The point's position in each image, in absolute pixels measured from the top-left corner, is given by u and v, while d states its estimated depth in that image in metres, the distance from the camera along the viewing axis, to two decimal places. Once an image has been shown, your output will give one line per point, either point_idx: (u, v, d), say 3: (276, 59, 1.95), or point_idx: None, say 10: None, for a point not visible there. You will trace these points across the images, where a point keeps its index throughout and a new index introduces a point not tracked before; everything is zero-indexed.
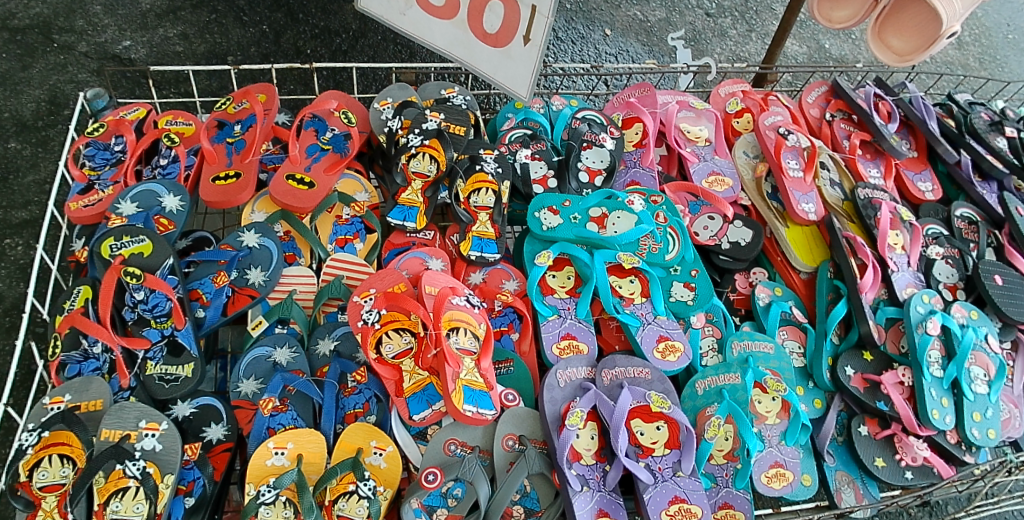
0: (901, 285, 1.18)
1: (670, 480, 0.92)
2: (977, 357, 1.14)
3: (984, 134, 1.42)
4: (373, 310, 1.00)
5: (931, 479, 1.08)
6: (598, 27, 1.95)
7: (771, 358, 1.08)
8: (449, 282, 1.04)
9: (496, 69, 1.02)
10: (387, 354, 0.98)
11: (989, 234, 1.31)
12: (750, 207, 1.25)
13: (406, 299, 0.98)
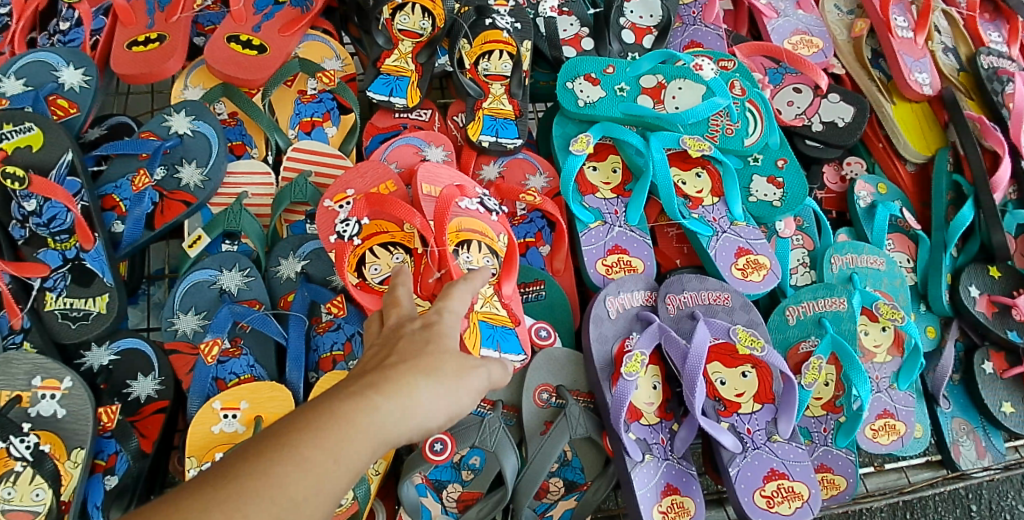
0: None
1: (763, 447, 0.67)
2: None
3: None
4: (350, 219, 0.72)
5: None
6: None
7: (882, 277, 0.82)
8: (455, 178, 0.77)
9: None
10: (373, 278, 0.70)
11: None
12: (844, 77, 0.95)
13: (396, 203, 0.70)
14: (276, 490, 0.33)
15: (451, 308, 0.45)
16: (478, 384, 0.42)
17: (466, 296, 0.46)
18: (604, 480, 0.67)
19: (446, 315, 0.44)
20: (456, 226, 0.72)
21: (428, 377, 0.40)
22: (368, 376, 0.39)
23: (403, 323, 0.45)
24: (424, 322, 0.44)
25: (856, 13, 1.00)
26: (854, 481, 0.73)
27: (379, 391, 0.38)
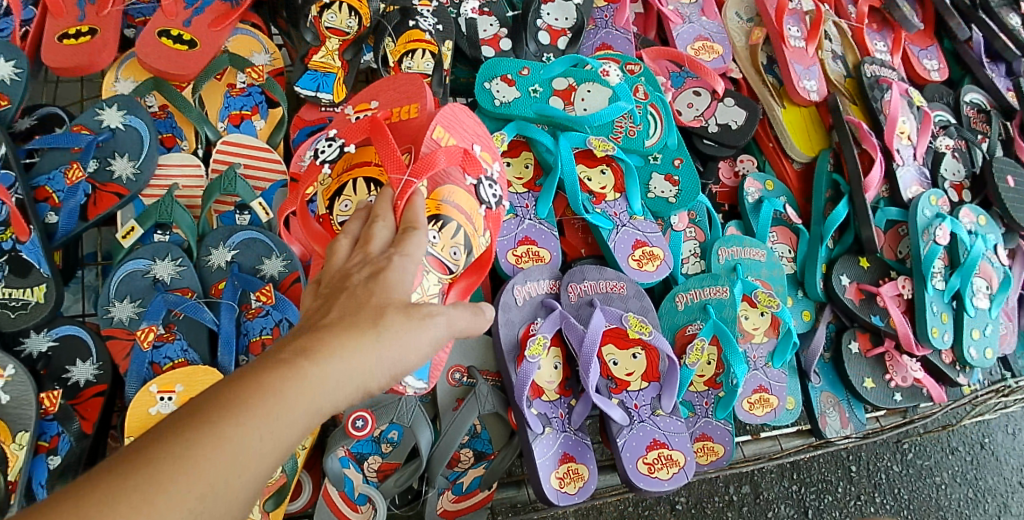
0: (906, 184, 1.04)
1: (648, 420, 0.77)
2: (982, 268, 1.02)
3: (994, 10, 1.27)
4: (336, 142, 0.77)
5: (919, 401, 0.98)
6: None
7: (762, 267, 0.93)
8: (473, 134, 0.80)
9: None
10: (339, 212, 0.75)
11: (1000, 125, 1.17)
12: (740, 81, 1.05)
13: (383, 137, 0.72)
14: (214, 453, 0.38)
15: (404, 254, 0.50)
16: (426, 337, 0.47)
17: (415, 248, 0.52)
18: (509, 450, 0.76)
19: (396, 260, 0.50)
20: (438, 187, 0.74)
21: (368, 340, 0.44)
22: (303, 341, 0.43)
23: (350, 274, 0.49)
24: (376, 272, 0.48)
25: (756, 20, 1.08)
26: (730, 447, 0.84)
27: (315, 354, 0.43)
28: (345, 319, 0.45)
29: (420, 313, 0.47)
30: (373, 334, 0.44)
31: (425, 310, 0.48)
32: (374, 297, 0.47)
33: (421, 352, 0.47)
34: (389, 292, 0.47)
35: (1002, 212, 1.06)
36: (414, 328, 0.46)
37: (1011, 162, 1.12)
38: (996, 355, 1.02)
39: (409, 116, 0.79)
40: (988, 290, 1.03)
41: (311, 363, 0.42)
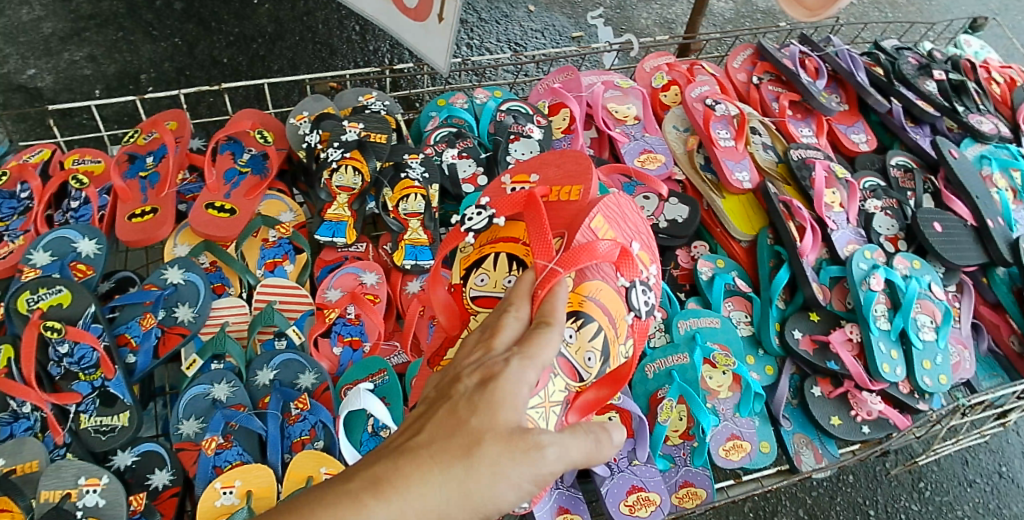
0: (841, 244, 1.17)
1: (625, 469, 0.93)
2: (921, 305, 1.16)
3: (913, 79, 1.37)
4: (484, 211, 0.91)
5: (887, 431, 1.09)
6: (521, 4, 1.81)
7: (718, 332, 1.09)
8: (632, 234, 0.94)
9: (419, 41, 1.03)
10: (475, 283, 0.92)
11: (925, 180, 1.28)
12: (684, 182, 1.23)
13: (539, 214, 0.84)
14: None
15: (528, 358, 0.57)
16: (517, 477, 0.52)
17: (539, 352, 0.58)
18: None
19: (509, 368, 0.56)
20: (584, 282, 0.89)
21: (449, 472, 0.51)
22: (380, 470, 0.51)
23: (463, 377, 0.56)
24: (493, 379, 0.55)
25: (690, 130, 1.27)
26: (711, 489, 0.96)
27: (388, 488, 0.50)
28: (441, 443, 0.52)
29: (517, 443, 0.52)
30: (461, 465, 0.51)
31: (529, 443, 0.53)
32: (477, 417, 0.53)
33: (518, 484, 0.52)
34: (495, 413, 0.53)
35: (936, 256, 1.18)
36: (507, 459, 0.52)
37: (939, 209, 1.23)
38: (951, 381, 1.12)
39: (570, 200, 0.94)
40: (932, 324, 1.15)
41: (386, 494, 0.50)
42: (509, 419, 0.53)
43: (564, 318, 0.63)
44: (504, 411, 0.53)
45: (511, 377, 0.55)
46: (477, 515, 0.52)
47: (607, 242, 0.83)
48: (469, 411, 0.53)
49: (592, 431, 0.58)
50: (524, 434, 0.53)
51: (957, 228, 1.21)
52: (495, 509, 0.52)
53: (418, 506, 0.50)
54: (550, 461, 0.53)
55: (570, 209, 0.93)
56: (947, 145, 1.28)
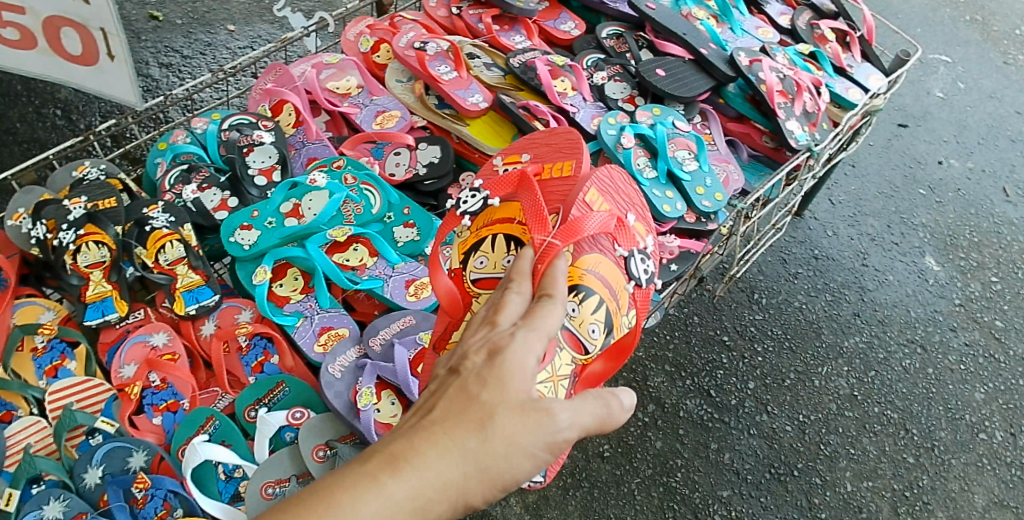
0: (587, 121, 1.23)
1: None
2: (676, 143, 1.25)
3: None
4: (478, 195, 0.99)
5: (694, 260, 1.17)
6: (219, 27, 1.92)
7: None
8: (625, 206, 1.02)
9: (96, 84, 0.94)
10: (477, 267, 1.00)
11: (637, 39, 1.38)
12: (428, 126, 1.21)
13: (530, 188, 0.93)
14: None
15: (533, 328, 0.61)
16: (530, 445, 0.56)
17: (540, 324, 0.62)
18: None
19: (516, 340, 0.60)
20: (582, 259, 0.97)
21: (468, 443, 0.54)
22: (397, 446, 0.54)
23: (472, 353, 0.60)
24: (501, 351, 0.58)
25: (413, 78, 1.25)
26: None
27: (405, 464, 0.53)
28: (454, 418, 0.55)
29: (529, 414, 0.56)
30: (475, 437, 0.54)
31: (540, 410, 0.57)
32: (487, 391, 0.56)
33: (531, 453, 0.56)
34: (505, 386, 0.57)
35: (671, 98, 1.28)
36: (520, 429, 0.55)
37: (657, 58, 1.32)
38: (727, 196, 1.23)
39: (558, 177, 1.02)
40: (691, 155, 1.24)
41: (403, 473, 0.52)
42: (519, 390, 0.57)
43: (563, 292, 0.68)
44: (514, 383, 0.57)
45: (517, 347, 0.59)
46: (494, 484, 0.55)
47: (605, 214, 0.90)
48: (478, 387, 0.57)
49: (601, 395, 0.62)
50: (536, 404, 0.57)
51: (677, 68, 1.32)
52: (511, 477, 0.56)
53: (434, 481, 0.53)
54: (560, 426, 0.57)
55: (560, 185, 1.01)
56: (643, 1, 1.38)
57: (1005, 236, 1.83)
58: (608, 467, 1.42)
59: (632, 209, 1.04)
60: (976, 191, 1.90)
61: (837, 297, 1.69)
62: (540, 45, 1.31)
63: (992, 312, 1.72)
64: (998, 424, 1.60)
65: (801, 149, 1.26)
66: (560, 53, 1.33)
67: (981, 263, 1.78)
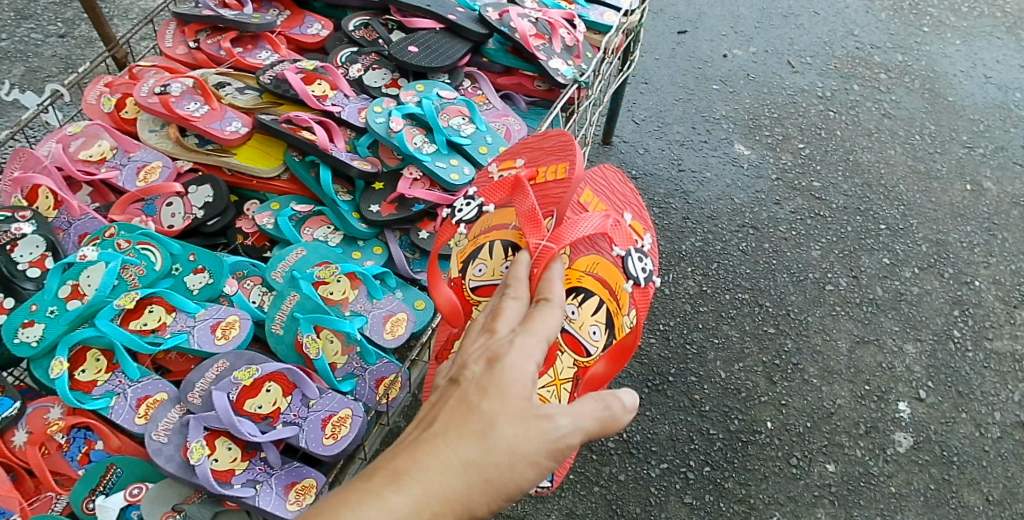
0: (355, 117, 1.24)
1: (309, 414, 1.02)
2: (449, 111, 1.26)
3: None
4: (471, 204, 1.06)
5: None
6: None
7: (309, 257, 1.15)
8: (616, 209, 1.17)
9: None
10: (476, 276, 1.09)
11: (385, 22, 1.37)
12: (196, 167, 1.21)
13: (523, 188, 0.99)
14: None
15: (531, 333, 0.66)
16: (533, 451, 0.58)
17: (537, 329, 0.66)
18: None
19: (513, 348, 0.64)
20: (579, 261, 1.12)
21: (471, 448, 0.57)
22: (408, 454, 0.57)
23: (474, 360, 0.64)
24: (499, 360, 0.62)
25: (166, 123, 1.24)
26: (395, 369, 1.09)
27: (413, 474, 0.55)
28: (456, 429, 0.58)
29: (530, 420, 0.59)
30: (479, 445, 0.57)
31: (543, 416, 0.60)
32: (488, 400, 0.60)
33: (535, 460, 0.58)
34: (504, 395, 0.60)
35: (433, 71, 1.29)
36: (522, 435, 0.58)
37: (408, 35, 1.33)
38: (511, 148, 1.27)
39: (546, 181, 1.09)
40: (467, 119, 1.27)
41: (408, 484, 0.55)
42: (518, 396, 0.60)
43: (562, 296, 0.73)
44: (512, 390, 0.60)
45: (515, 354, 0.63)
46: (501, 492, 0.57)
47: (602, 215, 0.96)
48: (480, 396, 0.60)
49: (604, 395, 0.65)
50: (537, 411, 0.60)
51: (430, 40, 1.32)
52: (516, 487, 0.58)
53: (438, 490, 0.55)
54: (561, 429, 0.60)
55: (556, 187, 1.08)
56: None
57: (800, 104, 1.98)
58: None
59: (628, 208, 1.20)
60: (764, 71, 2.04)
61: (663, 206, 1.79)
62: (288, 55, 1.32)
63: (808, 175, 1.86)
64: (839, 273, 1.75)
65: (567, 82, 1.31)
66: (315, 58, 1.33)
67: (786, 134, 1.92)
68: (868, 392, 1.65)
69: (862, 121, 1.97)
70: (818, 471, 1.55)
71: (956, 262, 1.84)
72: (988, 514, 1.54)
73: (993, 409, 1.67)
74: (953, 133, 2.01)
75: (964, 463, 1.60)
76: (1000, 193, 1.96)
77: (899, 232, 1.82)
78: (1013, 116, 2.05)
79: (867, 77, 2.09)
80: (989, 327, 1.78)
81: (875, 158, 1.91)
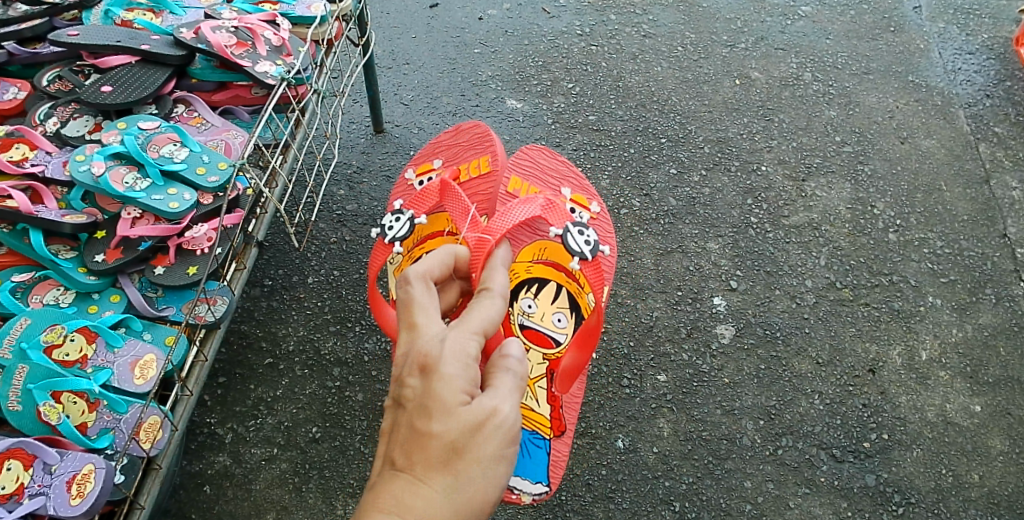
0: (60, 171, 1.23)
1: (54, 480, 0.98)
2: (156, 144, 1.26)
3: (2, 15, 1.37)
4: (398, 220, 1.18)
5: (233, 233, 1.20)
6: None
7: (35, 326, 1.12)
8: (553, 184, 1.43)
9: None
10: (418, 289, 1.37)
11: (81, 68, 1.36)
12: None
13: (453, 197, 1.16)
14: None
15: (462, 328, 0.71)
16: (501, 453, 0.67)
17: (474, 325, 0.72)
18: None
19: (449, 351, 0.68)
20: (526, 250, 1.42)
21: (444, 474, 0.63)
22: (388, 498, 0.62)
23: (412, 372, 0.67)
24: (439, 371, 0.66)
25: None
26: (157, 408, 1.06)
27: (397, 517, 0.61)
28: (421, 461, 0.64)
29: (487, 425, 0.66)
30: (451, 468, 0.64)
31: (495, 415, 0.67)
32: (436, 422, 0.64)
33: (504, 463, 0.67)
34: (452, 413, 0.65)
35: (134, 104, 1.29)
36: (477, 446, 0.65)
37: (103, 76, 1.32)
38: (231, 161, 1.27)
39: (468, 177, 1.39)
40: (178, 145, 1.27)
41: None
42: (465, 405, 0.66)
43: (498, 282, 0.82)
44: (459, 402, 0.65)
45: (459, 358, 0.68)
46: (480, 502, 0.65)
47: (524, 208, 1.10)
48: (426, 420, 0.65)
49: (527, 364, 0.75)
50: (489, 412, 0.66)
51: (126, 76, 1.31)
52: (489, 491, 0.66)
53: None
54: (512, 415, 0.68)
55: (477, 184, 1.38)
56: (62, 34, 1.33)
57: (563, 46, 2.21)
58: (327, 445, 1.48)
59: (567, 182, 1.45)
60: (520, 24, 2.27)
61: None
62: None
63: (583, 112, 2.04)
64: (630, 195, 1.88)
65: (276, 82, 1.30)
66: (13, 123, 1.32)
67: (554, 79, 2.12)
68: (681, 297, 1.72)
69: (625, 48, 2.21)
70: (651, 385, 1.60)
71: (740, 154, 1.96)
72: (819, 376, 1.61)
73: (803, 279, 1.75)
74: (712, 37, 2.25)
75: (788, 336, 1.67)
76: (768, 79, 2.13)
77: (679, 141, 1.99)
78: (763, 7, 2.31)
79: (623, 5, 2.34)
80: (784, 206, 1.87)
81: (644, 79, 2.13)
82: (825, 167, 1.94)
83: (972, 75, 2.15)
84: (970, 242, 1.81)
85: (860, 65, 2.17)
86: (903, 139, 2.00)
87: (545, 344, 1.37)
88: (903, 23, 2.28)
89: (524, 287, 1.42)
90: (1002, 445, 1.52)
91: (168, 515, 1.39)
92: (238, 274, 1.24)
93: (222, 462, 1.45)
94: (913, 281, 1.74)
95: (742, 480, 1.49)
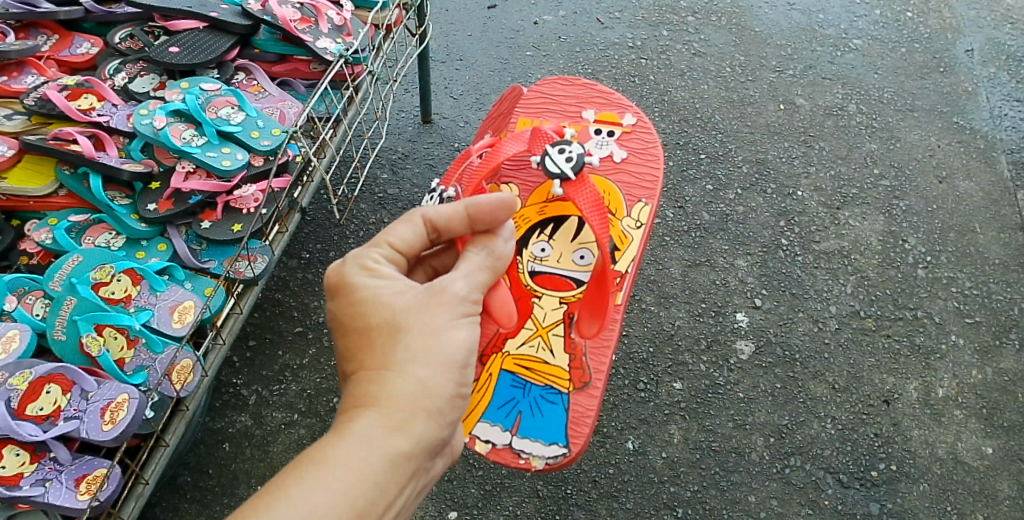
0: (124, 123, 1.30)
1: (89, 406, 1.04)
2: (217, 104, 1.32)
3: None
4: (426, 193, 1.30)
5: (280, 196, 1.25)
6: None
7: (85, 263, 1.18)
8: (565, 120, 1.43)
9: None
10: None
11: (151, 29, 1.43)
12: None
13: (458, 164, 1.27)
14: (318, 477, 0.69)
15: (384, 241, 0.87)
16: (438, 322, 0.80)
17: (390, 237, 0.87)
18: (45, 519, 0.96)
19: (370, 263, 0.84)
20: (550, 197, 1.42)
21: (387, 353, 0.77)
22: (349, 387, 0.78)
23: (341, 291, 0.83)
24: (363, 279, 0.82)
25: None
26: (191, 353, 1.10)
27: (357, 398, 0.76)
28: (372, 351, 0.78)
29: (415, 305, 0.80)
30: (393, 348, 0.77)
31: (421, 294, 0.81)
32: (371, 315, 0.79)
33: (445, 329, 0.80)
34: (378, 305, 0.80)
35: (198, 67, 1.35)
36: (414, 317, 0.79)
37: (170, 39, 1.39)
38: (284, 128, 1.32)
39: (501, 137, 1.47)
40: (236, 108, 1.32)
41: (367, 407, 0.75)
42: (389, 294, 0.81)
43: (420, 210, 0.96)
44: (382, 295, 0.81)
45: (378, 264, 0.84)
46: (437, 363, 0.78)
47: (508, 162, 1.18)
48: (365, 317, 0.80)
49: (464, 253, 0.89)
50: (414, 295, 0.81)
51: (193, 40, 1.38)
52: (445, 352, 0.79)
53: (391, 392, 0.75)
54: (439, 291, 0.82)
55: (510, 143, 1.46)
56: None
57: (613, 56, 2.25)
58: None
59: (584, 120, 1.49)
60: (574, 31, 2.31)
61: None
62: (55, 76, 1.38)
63: None
64: (665, 206, 1.91)
65: (333, 58, 1.36)
66: (84, 76, 1.39)
67: (601, 87, 2.16)
68: (704, 309, 1.74)
69: (673, 64, 2.24)
70: (666, 391, 1.62)
71: (777, 177, 1.98)
72: (833, 401, 1.62)
73: (828, 304, 1.76)
74: (762, 61, 2.27)
75: (807, 359, 1.67)
76: (812, 107, 2.15)
77: (718, 159, 2.01)
78: (815, 36, 2.33)
79: (676, 22, 2.38)
80: (816, 232, 1.88)
81: (689, 95, 2.16)
82: (860, 198, 1.95)
83: (1019, 122, 2.14)
84: (999, 286, 1.80)
85: (906, 102, 2.18)
86: (940, 178, 1.99)
87: (564, 288, 1.35)
88: (954, 64, 2.29)
89: (538, 229, 1.41)
90: (1011, 489, 1.51)
91: (187, 467, 1.44)
92: (279, 235, 1.28)
93: (244, 422, 1.50)
94: (937, 318, 1.74)
95: (746, 494, 1.50)
